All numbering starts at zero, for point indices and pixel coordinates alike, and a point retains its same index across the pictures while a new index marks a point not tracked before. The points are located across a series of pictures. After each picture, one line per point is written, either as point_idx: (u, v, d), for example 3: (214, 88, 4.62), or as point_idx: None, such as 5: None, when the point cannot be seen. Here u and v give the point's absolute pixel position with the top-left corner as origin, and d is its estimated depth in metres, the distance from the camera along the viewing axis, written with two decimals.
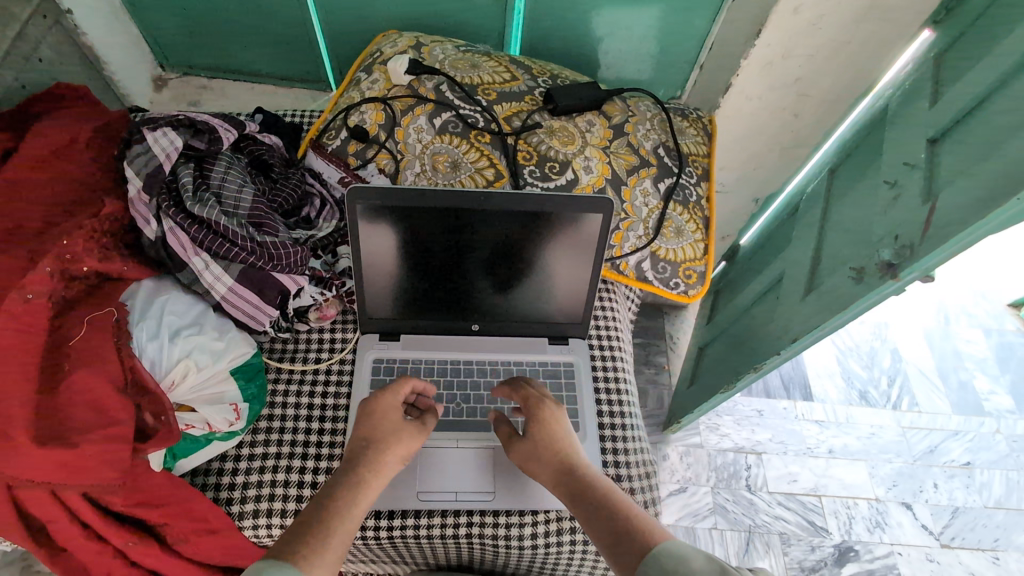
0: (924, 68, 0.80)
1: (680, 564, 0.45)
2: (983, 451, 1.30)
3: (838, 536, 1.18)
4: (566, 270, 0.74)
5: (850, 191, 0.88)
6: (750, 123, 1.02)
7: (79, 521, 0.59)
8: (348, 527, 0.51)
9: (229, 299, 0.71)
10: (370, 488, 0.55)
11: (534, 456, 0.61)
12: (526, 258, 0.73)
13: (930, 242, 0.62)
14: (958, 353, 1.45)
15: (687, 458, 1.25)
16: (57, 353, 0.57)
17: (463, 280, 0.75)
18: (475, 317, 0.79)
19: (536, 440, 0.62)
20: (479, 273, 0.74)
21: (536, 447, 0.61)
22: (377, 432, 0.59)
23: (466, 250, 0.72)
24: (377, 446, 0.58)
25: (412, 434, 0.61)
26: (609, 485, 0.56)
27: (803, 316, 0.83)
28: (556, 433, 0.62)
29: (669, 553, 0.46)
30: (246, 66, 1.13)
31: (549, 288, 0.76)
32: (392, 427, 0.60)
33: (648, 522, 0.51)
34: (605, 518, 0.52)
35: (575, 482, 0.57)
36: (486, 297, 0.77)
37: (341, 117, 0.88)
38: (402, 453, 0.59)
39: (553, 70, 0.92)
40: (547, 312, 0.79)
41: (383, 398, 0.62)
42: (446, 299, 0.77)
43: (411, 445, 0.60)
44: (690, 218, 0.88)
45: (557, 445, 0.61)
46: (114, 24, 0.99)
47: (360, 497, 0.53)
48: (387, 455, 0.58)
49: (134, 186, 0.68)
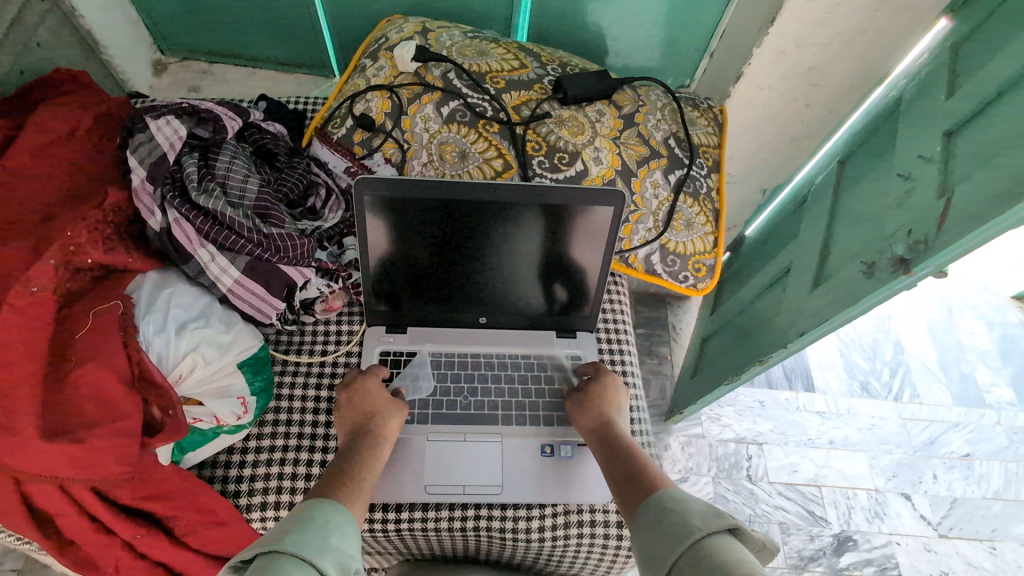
0: (941, 58, 0.78)
1: (679, 502, 0.50)
2: (982, 442, 1.31)
3: (836, 526, 1.19)
4: (582, 260, 0.73)
5: (860, 183, 0.87)
6: (760, 114, 1.00)
7: (88, 514, 0.59)
8: (373, 479, 0.59)
9: (234, 292, 0.70)
10: (386, 445, 0.63)
11: (579, 410, 0.70)
12: (542, 255, 0.73)
13: (945, 237, 0.61)
14: (959, 345, 1.44)
15: (687, 448, 1.26)
16: (62, 347, 0.56)
17: (471, 273, 0.74)
18: (479, 311, 0.78)
19: (584, 396, 0.71)
20: (490, 266, 0.73)
21: (581, 403, 0.70)
22: (373, 405, 0.66)
23: (475, 242, 0.71)
24: (377, 417, 0.65)
25: (398, 404, 0.68)
26: (637, 444, 0.63)
27: (811, 309, 0.82)
28: (602, 397, 0.70)
29: (672, 495, 0.52)
30: (245, 51, 1.10)
31: (561, 285, 0.76)
32: (385, 402, 0.67)
33: (660, 473, 0.57)
34: (627, 464, 0.59)
35: (610, 436, 0.65)
36: (493, 291, 0.76)
37: (347, 105, 0.86)
38: (398, 422, 0.66)
39: (562, 58, 0.89)
40: (560, 309, 0.78)
41: (367, 381, 0.68)
42: (455, 292, 0.76)
43: (401, 416, 0.68)
44: (700, 211, 0.87)
45: (600, 406, 0.69)
46: (110, 7, 0.97)
47: (379, 458, 0.61)
48: (388, 424, 0.65)
49: (137, 175, 0.67)
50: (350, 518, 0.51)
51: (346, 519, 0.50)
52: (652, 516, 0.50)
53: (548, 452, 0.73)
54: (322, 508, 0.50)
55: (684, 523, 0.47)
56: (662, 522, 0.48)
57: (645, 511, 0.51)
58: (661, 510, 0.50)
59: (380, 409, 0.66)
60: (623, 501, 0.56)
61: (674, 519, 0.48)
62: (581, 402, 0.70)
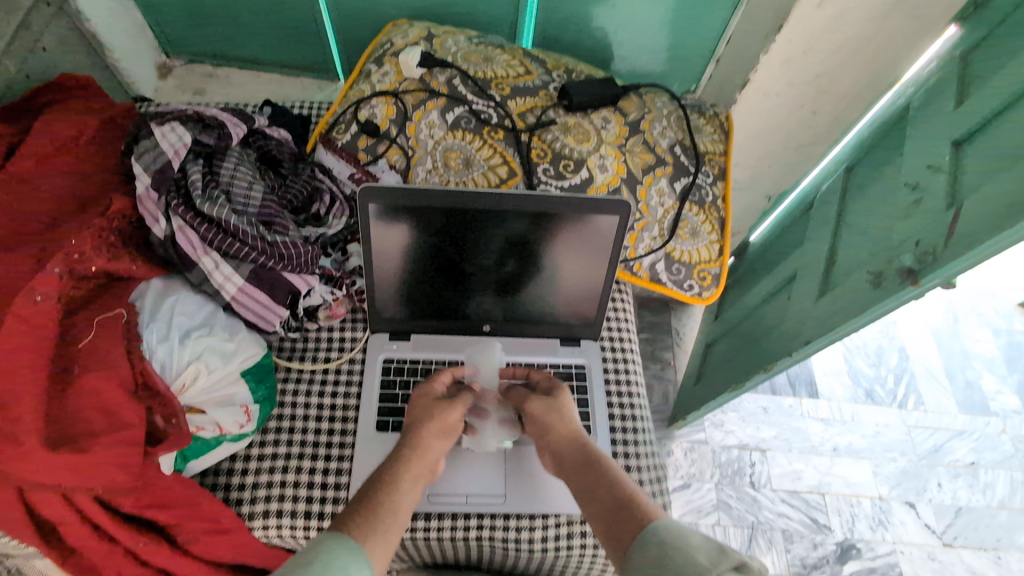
0: (949, 67, 0.78)
1: (677, 536, 0.47)
2: (987, 451, 1.30)
3: (840, 534, 1.18)
4: (567, 261, 0.72)
5: (867, 191, 0.86)
6: (766, 121, 1.00)
7: (89, 523, 0.58)
8: (403, 506, 0.55)
9: (239, 300, 0.70)
10: (421, 459, 0.59)
11: (551, 419, 0.64)
12: (507, 237, 0.70)
13: (952, 250, 0.61)
14: (965, 352, 1.43)
15: (691, 455, 1.25)
16: (66, 356, 0.56)
17: (453, 273, 0.73)
18: (436, 293, 0.75)
19: (540, 418, 0.65)
20: (465, 263, 0.72)
21: (555, 412, 0.64)
22: (417, 416, 0.63)
23: (456, 241, 0.70)
24: (414, 428, 0.61)
25: (447, 410, 0.63)
26: (613, 467, 0.59)
27: (816, 318, 0.82)
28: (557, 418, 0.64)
29: (670, 526, 0.49)
30: (250, 54, 1.11)
31: (516, 262, 0.72)
32: (428, 408, 0.63)
33: (644, 495, 0.54)
34: (611, 488, 0.55)
35: (590, 453, 0.60)
36: (463, 282, 0.74)
37: (351, 111, 0.86)
38: (436, 432, 0.61)
39: (568, 64, 0.89)
40: (523, 295, 0.76)
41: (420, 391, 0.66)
42: (447, 298, 0.75)
43: (449, 421, 0.62)
44: (706, 219, 0.87)
45: (570, 420, 0.64)
46: (116, 10, 0.97)
47: (405, 474, 0.57)
48: (425, 434, 0.61)
49: (142, 183, 0.67)
50: (356, 561, 0.47)
51: (351, 558, 0.46)
52: (653, 557, 0.46)
53: None
54: (328, 544, 0.47)
55: (689, 564, 0.44)
56: (664, 561, 0.45)
57: (641, 544, 0.48)
58: (660, 546, 0.47)
59: (418, 416, 0.63)
60: (609, 535, 0.52)
61: (678, 557, 0.45)
62: (554, 411, 0.64)
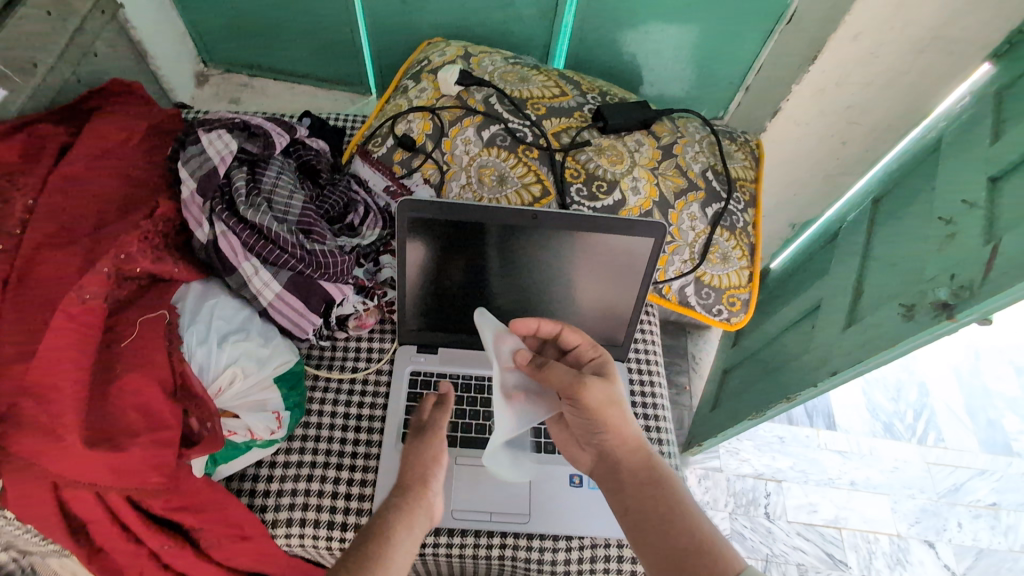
0: (982, 103, 0.79)
1: None
2: (1010, 492, 1.26)
3: (857, 570, 1.15)
4: (578, 268, 0.71)
5: (897, 223, 0.86)
6: (794, 149, 1.01)
7: (117, 522, 0.58)
8: (398, 553, 0.51)
9: (275, 306, 0.70)
10: (410, 504, 0.56)
11: (614, 417, 0.60)
12: (546, 257, 0.70)
13: (990, 286, 0.60)
14: (986, 391, 1.41)
15: (705, 481, 1.22)
16: (108, 356, 0.57)
17: (468, 278, 0.72)
18: (447, 296, 0.73)
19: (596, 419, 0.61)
20: (472, 266, 0.70)
21: (611, 406, 0.60)
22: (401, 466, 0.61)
23: (468, 244, 0.68)
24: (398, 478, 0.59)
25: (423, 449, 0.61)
26: (682, 493, 0.58)
27: (842, 348, 0.81)
28: (618, 421, 0.60)
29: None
30: (286, 66, 1.13)
31: (525, 267, 0.71)
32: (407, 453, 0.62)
33: (719, 535, 0.54)
34: (685, 520, 0.55)
35: (653, 469, 0.59)
36: (470, 286, 0.73)
37: (388, 124, 0.87)
38: (418, 472, 0.59)
39: (603, 87, 0.91)
40: (552, 311, 0.76)
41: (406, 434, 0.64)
42: (465, 306, 0.75)
43: (423, 454, 0.60)
44: (736, 245, 0.86)
45: (630, 423, 0.61)
46: (161, 19, 1.00)
47: (394, 521, 0.53)
48: (406, 479, 0.58)
49: (187, 187, 0.69)
50: None
51: None
52: None
53: (575, 482, 0.72)
54: None
55: None
56: None
57: None
58: None
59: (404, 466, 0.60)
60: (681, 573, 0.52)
61: None
62: (612, 405, 0.60)
